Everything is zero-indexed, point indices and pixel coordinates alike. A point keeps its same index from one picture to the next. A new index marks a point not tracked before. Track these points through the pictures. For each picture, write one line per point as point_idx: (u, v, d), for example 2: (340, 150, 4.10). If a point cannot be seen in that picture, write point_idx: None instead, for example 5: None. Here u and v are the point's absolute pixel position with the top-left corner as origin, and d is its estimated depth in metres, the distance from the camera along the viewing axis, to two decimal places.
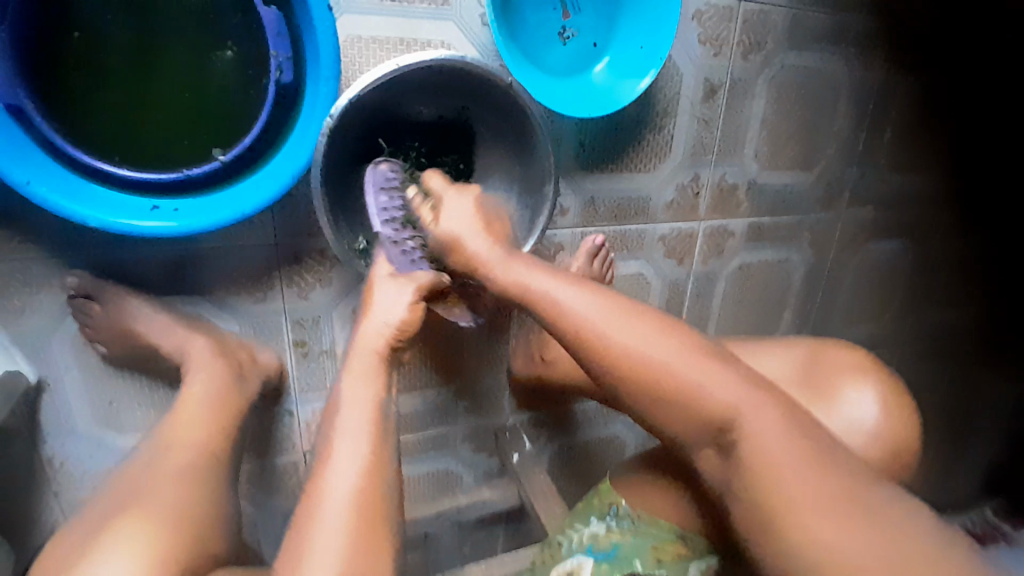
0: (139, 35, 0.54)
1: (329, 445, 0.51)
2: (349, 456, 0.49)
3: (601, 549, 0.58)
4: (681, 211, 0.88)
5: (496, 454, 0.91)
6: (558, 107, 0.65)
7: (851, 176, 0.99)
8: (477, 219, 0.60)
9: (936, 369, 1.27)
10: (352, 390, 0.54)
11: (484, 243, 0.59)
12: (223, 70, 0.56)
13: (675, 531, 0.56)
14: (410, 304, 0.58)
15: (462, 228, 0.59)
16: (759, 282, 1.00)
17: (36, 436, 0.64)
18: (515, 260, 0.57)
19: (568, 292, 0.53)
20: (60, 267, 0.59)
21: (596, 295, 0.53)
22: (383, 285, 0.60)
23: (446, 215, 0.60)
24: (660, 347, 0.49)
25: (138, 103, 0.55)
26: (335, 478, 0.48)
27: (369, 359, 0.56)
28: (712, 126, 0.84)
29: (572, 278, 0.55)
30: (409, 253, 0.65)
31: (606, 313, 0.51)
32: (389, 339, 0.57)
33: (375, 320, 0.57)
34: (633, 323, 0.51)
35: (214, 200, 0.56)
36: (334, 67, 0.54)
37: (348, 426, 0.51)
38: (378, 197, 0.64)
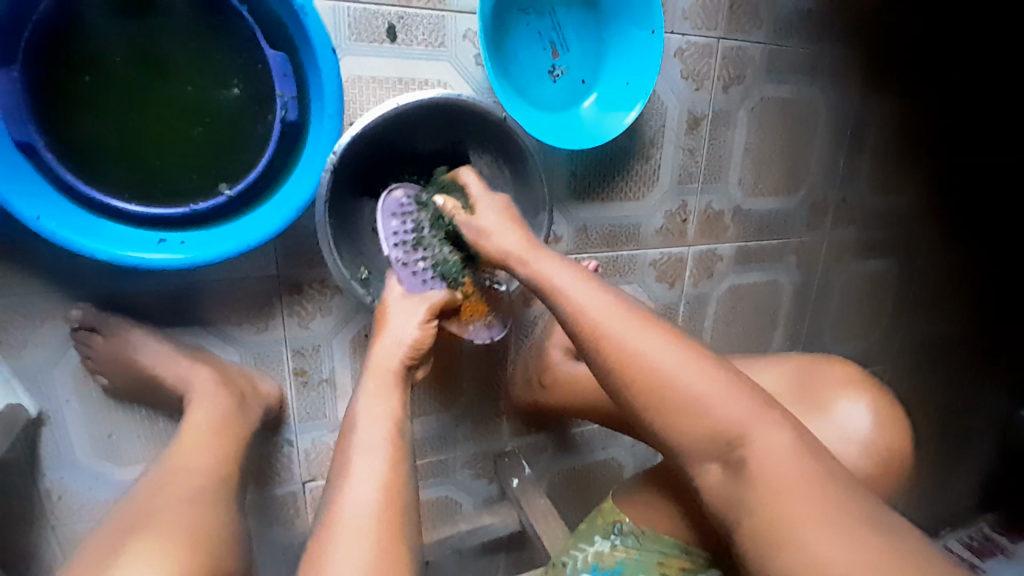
0: (150, 76, 0.57)
1: (348, 458, 0.53)
2: (367, 473, 0.51)
3: (606, 566, 0.58)
4: (670, 236, 0.91)
5: (495, 480, 0.91)
6: (548, 138, 0.69)
7: (832, 200, 1.03)
8: (509, 219, 0.62)
9: (926, 386, 1.29)
10: (369, 408, 0.56)
11: (516, 237, 0.60)
12: (229, 108, 0.59)
13: (679, 546, 0.57)
14: (423, 324, 0.61)
15: (495, 224, 0.61)
16: (749, 304, 1.03)
17: (37, 470, 0.64)
18: (541, 255, 0.59)
19: (577, 288, 0.56)
20: (67, 300, 0.61)
21: (604, 295, 0.55)
22: (396, 306, 0.62)
23: (482, 208, 0.62)
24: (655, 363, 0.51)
25: (147, 141, 0.57)
26: (354, 492, 0.50)
27: (383, 376, 0.59)
28: (697, 155, 0.88)
29: (583, 274, 0.58)
30: (420, 274, 0.65)
31: (614, 312, 0.54)
32: (404, 358, 0.60)
33: (389, 338, 0.60)
34: (632, 327, 0.52)
35: (220, 232, 0.58)
36: (337, 106, 0.57)
37: (367, 442, 0.53)
38: (389, 223, 0.65)
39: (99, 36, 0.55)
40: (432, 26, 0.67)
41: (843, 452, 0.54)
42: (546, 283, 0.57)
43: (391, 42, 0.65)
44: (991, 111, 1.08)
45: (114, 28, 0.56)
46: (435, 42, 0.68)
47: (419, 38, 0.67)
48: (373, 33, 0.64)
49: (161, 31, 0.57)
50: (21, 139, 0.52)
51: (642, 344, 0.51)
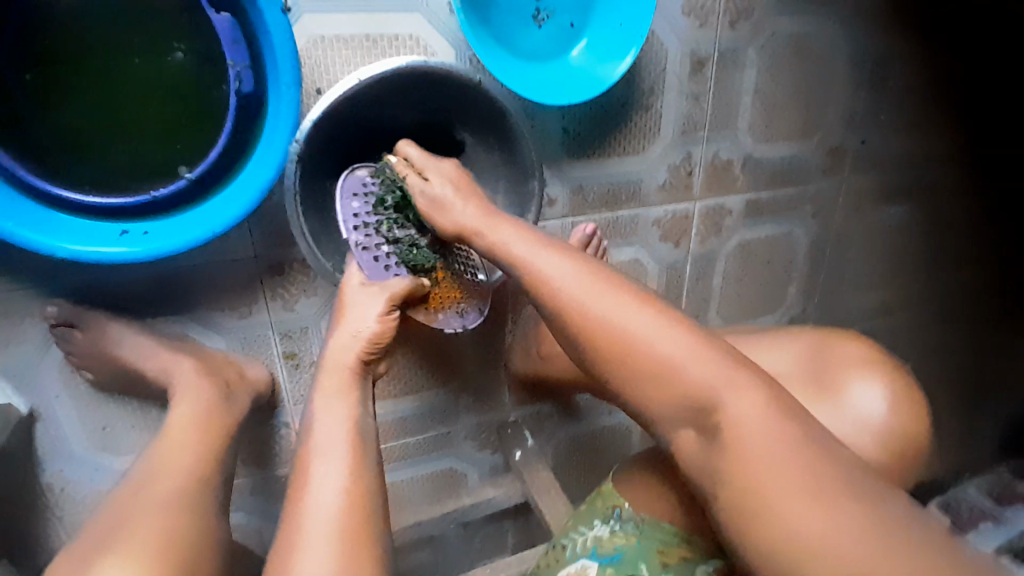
0: (88, 47, 0.52)
1: (306, 466, 0.51)
2: (327, 474, 0.50)
3: (605, 552, 0.56)
4: (675, 192, 0.85)
5: (499, 451, 0.90)
6: (534, 95, 0.62)
7: (851, 143, 0.95)
8: (457, 184, 0.60)
9: (949, 334, 1.24)
10: (325, 407, 0.54)
11: (472, 208, 0.58)
12: (184, 82, 0.54)
13: (680, 535, 0.55)
14: (383, 316, 0.58)
15: (448, 194, 0.59)
16: (760, 259, 0.97)
17: (34, 464, 0.64)
18: (498, 221, 0.57)
19: (546, 257, 0.53)
20: (39, 297, 0.58)
21: (579, 262, 0.52)
22: (353, 295, 0.59)
23: (431, 175, 0.60)
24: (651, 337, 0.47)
25: (97, 121, 0.53)
26: (317, 496, 0.48)
27: (339, 371, 0.57)
28: (702, 101, 0.81)
29: (542, 237, 0.55)
30: (382, 261, 0.62)
31: (581, 266, 0.52)
32: (361, 353, 0.58)
33: (345, 332, 0.58)
34: (609, 299, 0.49)
35: (184, 220, 0.54)
36: (294, 75, 0.52)
37: (326, 444, 0.52)
38: (350, 203, 0.61)
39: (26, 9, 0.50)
40: None
41: (856, 439, 0.50)
42: (511, 253, 0.54)
43: None
44: None
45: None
46: None
47: None
48: None
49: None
50: None
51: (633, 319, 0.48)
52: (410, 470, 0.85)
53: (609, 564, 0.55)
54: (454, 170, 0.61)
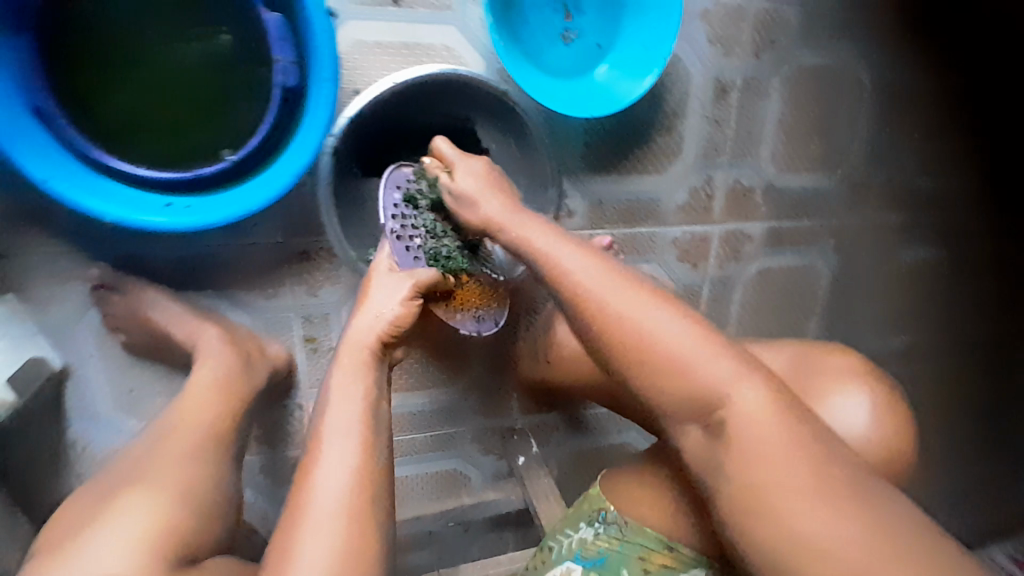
0: (147, 34, 0.58)
1: (319, 446, 0.52)
2: (337, 460, 0.51)
3: (589, 555, 0.57)
4: (694, 213, 0.87)
5: (505, 458, 0.90)
6: (556, 105, 0.66)
7: (874, 180, 0.96)
8: (486, 180, 0.61)
9: (981, 388, 1.19)
10: (342, 389, 0.55)
11: (495, 202, 0.58)
12: (233, 70, 0.60)
13: (662, 541, 0.54)
14: (406, 301, 0.60)
15: (476, 189, 0.59)
16: (782, 288, 0.97)
17: (63, 419, 0.68)
18: (519, 215, 0.57)
19: (609, 287, 0.50)
20: (86, 259, 0.64)
21: (648, 292, 0.50)
22: (380, 281, 0.61)
23: (460, 174, 0.61)
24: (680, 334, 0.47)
25: (153, 103, 0.59)
26: (325, 477, 0.50)
27: (357, 351, 0.58)
28: (724, 126, 0.83)
29: (565, 239, 0.54)
30: (412, 250, 0.65)
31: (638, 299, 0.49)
32: (382, 334, 0.59)
33: (369, 311, 0.59)
34: (633, 296, 0.49)
35: (223, 198, 0.59)
36: (332, 70, 0.57)
37: (337, 426, 0.53)
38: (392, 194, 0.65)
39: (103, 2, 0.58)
40: None
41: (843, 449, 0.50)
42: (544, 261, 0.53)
43: (395, 5, 0.65)
44: None
45: None
46: (441, 5, 0.66)
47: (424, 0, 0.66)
48: None
49: None
50: (35, 104, 0.53)
51: (628, 298, 0.49)
52: (413, 467, 0.86)
53: (592, 568, 0.56)
54: (481, 167, 0.62)
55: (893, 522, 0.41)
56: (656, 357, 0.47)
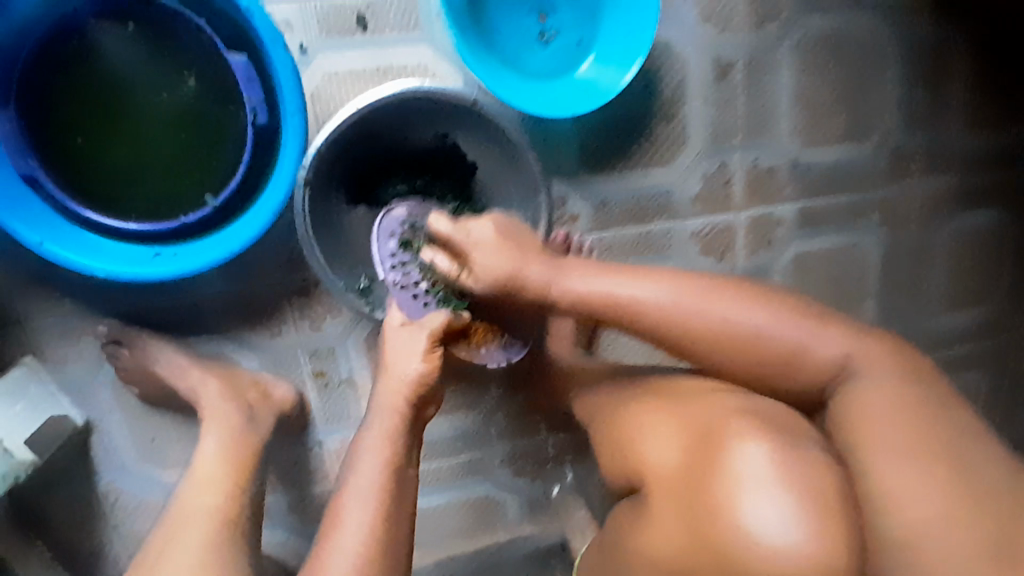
0: (116, 87, 0.60)
1: (340, 505, 0.52)
2: (354, 518, 0.51)
3: None
4: (713, 202, 0.80)
5: (539, 480, 0.85)
6: (536, 109, 0.63)
7: (917, 142, 0.86)
8: (509, 255, 0.59)
9: None
10: (368, 450, 0.55)
11: (535, 266, 0.59)
12: (202, 111, 0.60)
13: None
14: (427, 354, 0.59)
15: (507, 267, 0.58)
16: (824, 274, 0.88)
17: (92, 474, 0.70)
18: (563, 271, 0.59)
19: (681, 290, 0.57)
20: (93, 317, 0.66)
21: (725, 292, 0.57)
22: (396, 340, 0.60)
23: (478, 258, 0.60)
24: (765, 323, 0.55)
25: (131, 154, 0.60)
26: (341, 538, 0.51)
27: (385, 411, 0.57)
28: (733, 106, 0.77)
29: (626, 266, 0.59)
30: (421, 298, 0.65)
31: (717, 296, 0.56)
32: (406, 395, 0.57)
33: (392, 377, 0.58)
34: (726, 304, 0.56)
35: (207, 242, 0.59)
36: (298, 103, 0.56)
37: (362, 484, 0.53)
38: (387, 244, 0.66)
39: (69, 61, 0.59)
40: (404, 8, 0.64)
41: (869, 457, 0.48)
42: (619, 285, 0.57)
43: (362, 32, 0.63)
44: None
45: (74, 47, 0.59)
46: (409, 25, 0.65)
47: (392, 22, 0.64)
48: (342, 26, 0.63)
49: (111, 45, 0.59)
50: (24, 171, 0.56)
51: (722, 305, 0.56)
52: (439, 496, 0.83)
53: None
54: (492, 228, 0.61)
55: (982, 487, 0.47)
56: (730, 339, 0.55)
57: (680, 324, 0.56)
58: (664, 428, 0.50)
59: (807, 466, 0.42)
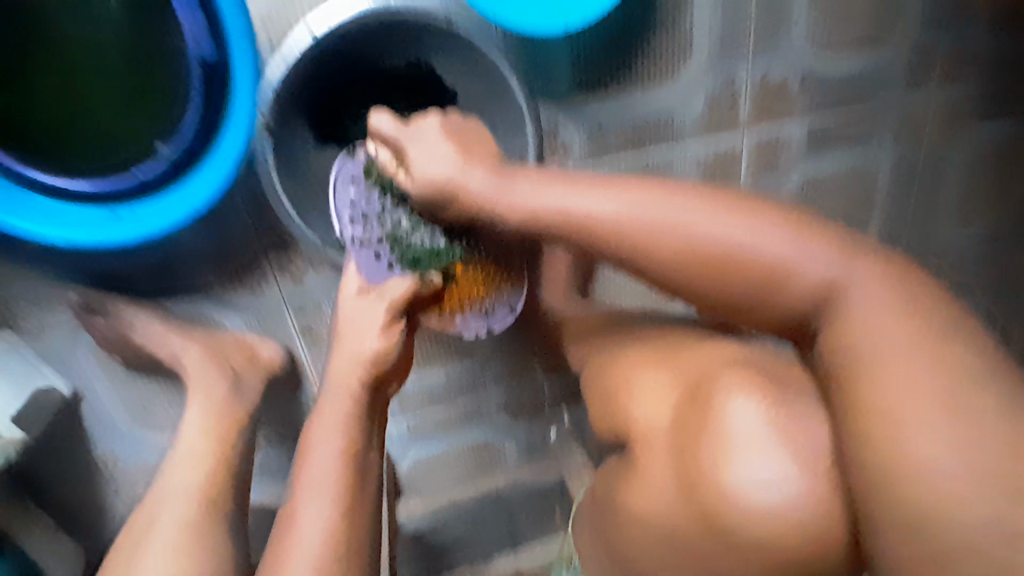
0: (30, 18, 0.51)
1: (297, 500, 0.50)
2: (314, 512, 0.48)
3: None
4: (716, 125, 0.74)
5: (536, 427, 0.85)
6: (523, 27, 0.56)
7: (951, 42, 0.78)
8: (452, 156, 0.52)
9: None
10: (321, 438, 0.51)
11: (480, 173, 0.51)
12: (136, 42, 0.53)
13: None
14: (385, 329, 0.56)
15: (449, 171, 0.51)
16: (831, 197, 0.83)
17: (87, 439, 0.69)
18: (511, 181, 0.49)
19: (676, 214, 0.43)
20: (63, 283, 0.61)
21: (760, 228, 0.41)
22: (350, 309, 0.57)
23: (415, 157, 0.53)
24: (808, 257, 0.40)
25: (65, 98, 0.53)
26: (303, 530, 0.48)
27: (344, 383, 0.55)
28: (741, 12, 0.69)
29: (607, 188, 0.46)
30: (382, 258, 0.59)
31: (738, 222, 0.42)
32: (363, 369, 0.55)
33: (347, 350, 0.55)
34: (689, 206, 0.43)
35: (167, 199, 0.54)
36: (245, 28, 0.50)
37: (315, 477, 0.50)
38: (346, 192, 0.59)
39: None
40: None
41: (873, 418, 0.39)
42: (598, 225, 0.45)
43: None
44: None
45: None
46: None
47: None
48: None
49: None
50: None
51: (695, 212, 0.43)
52: (442, 442, 0.83)
53: None
54: (436, 131, 0.54)
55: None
56: (749, 285, 0.41)
57: (683, 264, 0.43)
58: (651, 379, 0.47)
59: (804, 425, 0.38)
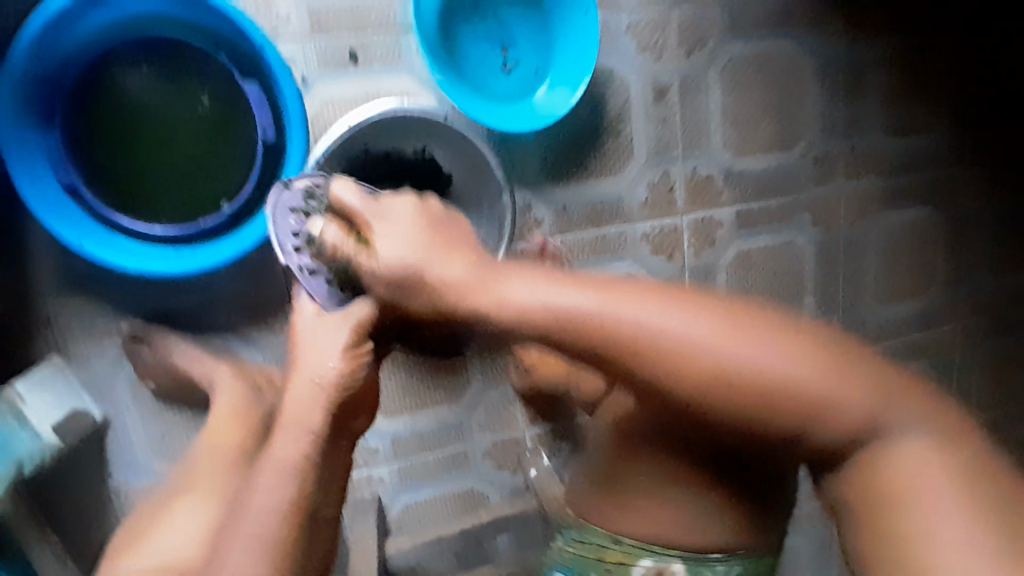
0: (144, 110, 0.71)
1: (240, 518, 0.53)
2: (256, 529, 0.52)
3: (565, 560, 0.70)
4: (659, 207, 0.92)
5: (518, 471, 0.93)
6: (498, 124, 0.75)
7: (837, 152, 1.01)
8: (418, 240, 0.55)
9: (988, 342, 1.21)
10: (270, 470, 0.54)
11: (458, 265, 0.54)
12: (219, 129, 0.72)
13: (609, 537, 0.66)
14: (347, 349, 0.56)
15: (417, 257, 0.54)
16: (763, 270, 1.00)
17: (106, 466, 0.76)
18: (502, 285, 0.53)
19: (669, 317, 0.50)
20: (116, 315, 0.73)
21: (696, 320, 0.50)
22: (308, 330, 0.58)
23: (377, 240, 0.55)
24: (776, 360, 0.49)
25: (158, 167, 0.71)
26: (243, 542, 0.52)
27: (301, 407, 0.55)
28: (670, 123, 0.91)
29: (581, 288, 0.52)
30: (333, 284, 0.61)
31: (716, 335, 0.49)
32: (324, 391, 0.56)
33: (307, 372, 0.56)
34: (647, 308, 0.51)
35: (222, 240, 0.69)
36: (301, 118, 0.67)
37: (262, 504, 0.53)
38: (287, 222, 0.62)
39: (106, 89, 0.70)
40: (388, 46, 0.77)
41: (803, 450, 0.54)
42: (591, 317, 0.50)
43: (354, 65, 0.76)
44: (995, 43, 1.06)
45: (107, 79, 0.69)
46: (393, 60, 0.77)
47: (378, 58, 0.77)
48: (337, 62, 0.75)
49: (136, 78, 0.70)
50: (67, 183, 0.66)
51: (657, 313, 0.50)
52: (430, 488, 0.89)
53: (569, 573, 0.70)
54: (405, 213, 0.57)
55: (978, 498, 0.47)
56: (704, 372, 0.49)
57: (653, 358, 0.50)
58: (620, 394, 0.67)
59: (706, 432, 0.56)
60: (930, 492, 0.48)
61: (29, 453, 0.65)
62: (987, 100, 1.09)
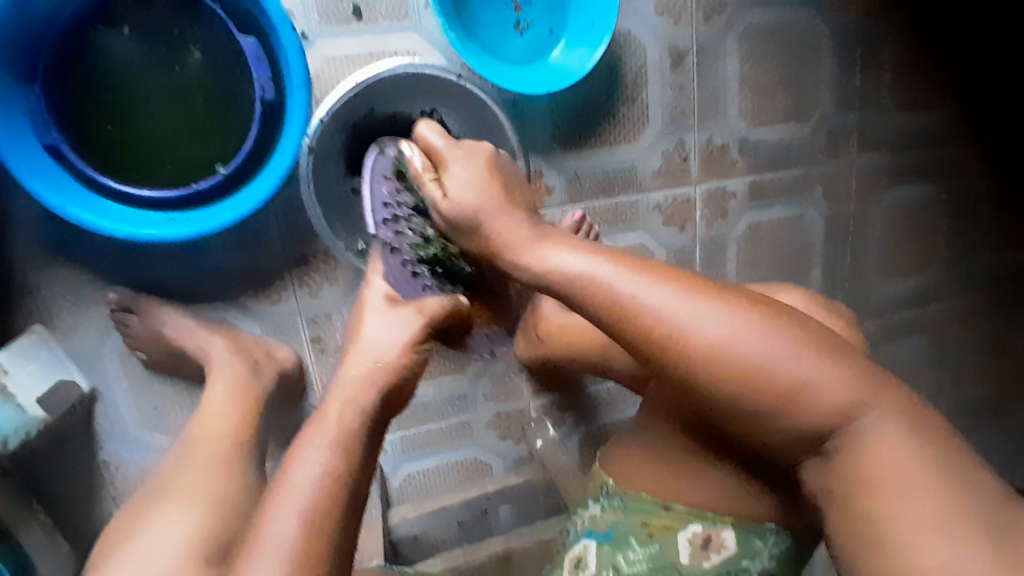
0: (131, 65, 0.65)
1: (271, 499, 0.48)
2: (285, 509, 0.47)
3: (600, 530, 0.62)
4: (672, 177, 0.89)
5: (523, 442, 0.91)
6: (514, 86, 0.70)
7: (851, 124, 0.99)
8: (487, 186, 0.60)
9: (986, 320, 1.22)
10: (312, 448, 0.50)
11: (514, 215, 0.59)
12: (212, 87, 0.66)
13: (658, 503, 0.59)
14: (406, 343, 0.58)
15: (485, 202, 0.59)
16: (772, 244, 0.98)
17: (95, 442, 0.72)
18: (542, 241, 0.57)
19: (698, 315, 0.49)
20: (103, 284, 0.69)
21: (726, 311, 0.49)
22: (372, 315, 0.61)
23: (451, 182, 0.60)
24: (790, 353, 0.48)
25: (146, 126, 0.66)
26: (274, 524, 0.46)
27: (352, 383, 0.55)
28: (686, 91, 0.87)
29: (609, 259, 0.53)
30: (407, 264, 0.66)
31: (760, 338, 0.48)
32: (373, 369, 0.56)
33: (364, 350, 0.58)
34: (670, 291, 0.51)
35: (217, 207, 0.64)
36: (303, 77, 0.62)
37: (296, 480, 0.48)
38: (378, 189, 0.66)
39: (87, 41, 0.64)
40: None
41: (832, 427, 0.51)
42: (619, 292, 0.51)
43: (358, 20, 0.71)
44: (1018, 13, 1.03)
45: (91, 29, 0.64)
46: (400, 15, 0.72)
47: (384, 13, 0.71)
48: (340, 16, 0.70)
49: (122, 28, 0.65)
50: (47, 143, 0.61)
51: (678, 300, 0.50)
52: (432, 459, 0.86)
53: (605, 542, 0.61)
54: (475, 167, 0.61)
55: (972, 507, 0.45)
56: (738, 359, 0.48)
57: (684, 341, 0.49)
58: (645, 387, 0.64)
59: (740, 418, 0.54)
60: (915, 496, 0.45)
61: (12, 428, 0.62)
62: (1003, 74, 1.06)
